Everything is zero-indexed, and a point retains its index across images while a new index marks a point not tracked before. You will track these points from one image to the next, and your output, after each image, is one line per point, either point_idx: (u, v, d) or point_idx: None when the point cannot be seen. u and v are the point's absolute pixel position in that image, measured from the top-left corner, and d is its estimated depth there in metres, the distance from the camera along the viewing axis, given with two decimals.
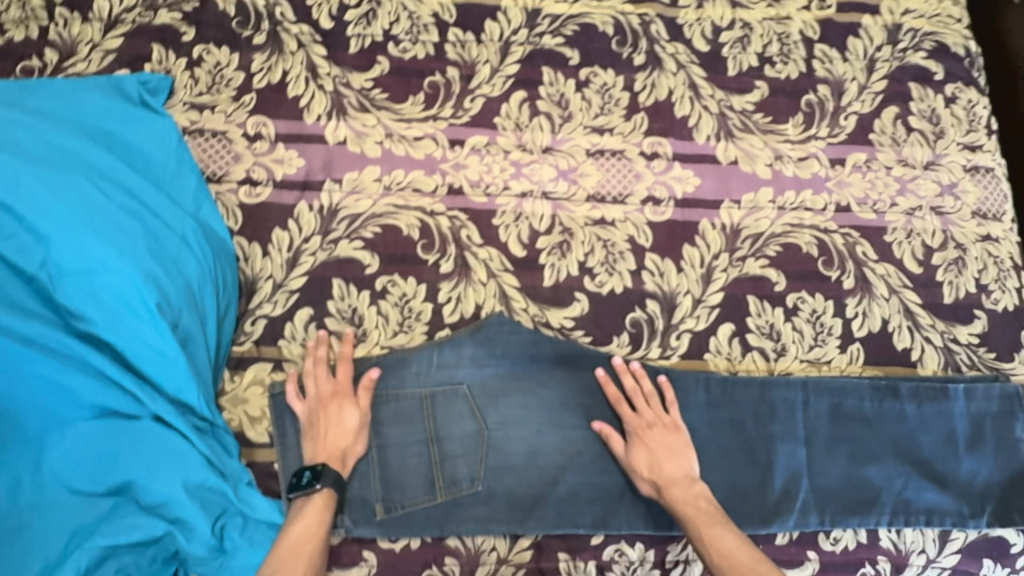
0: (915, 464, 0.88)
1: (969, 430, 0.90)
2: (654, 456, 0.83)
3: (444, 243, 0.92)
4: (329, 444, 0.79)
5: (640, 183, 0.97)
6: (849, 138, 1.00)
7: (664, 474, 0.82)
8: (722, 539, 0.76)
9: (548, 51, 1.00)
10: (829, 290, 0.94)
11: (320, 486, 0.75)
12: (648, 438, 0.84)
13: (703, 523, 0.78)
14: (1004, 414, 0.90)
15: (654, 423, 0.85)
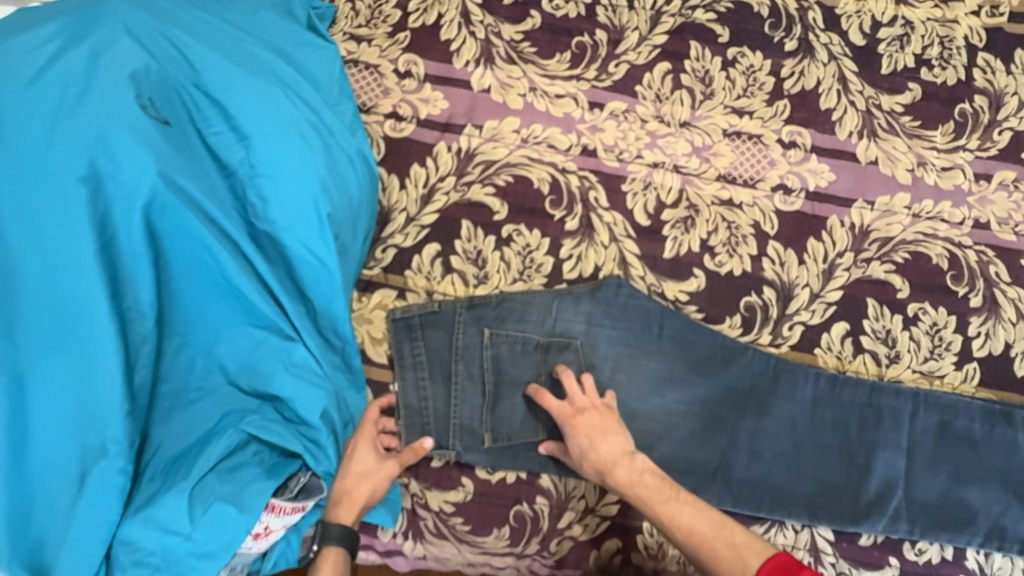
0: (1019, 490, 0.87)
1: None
2: (588, 446, 0.80)
3: (572, 202, 0.94)
4: (350, 480, 0.77)
5: (774, 170, 0.96)
6: (1000, 154, 0.96)
7: (602, 451, 0.79)
8: (680, 515, 0.74)
9: (698, 26, 1.00)
10: (954, 305, 0.92)
11: (321, 544, 0.75)
12: (580, 426, 0.81)
13: (657, 500, 0.76)
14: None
15: (587, 408, 0.82)
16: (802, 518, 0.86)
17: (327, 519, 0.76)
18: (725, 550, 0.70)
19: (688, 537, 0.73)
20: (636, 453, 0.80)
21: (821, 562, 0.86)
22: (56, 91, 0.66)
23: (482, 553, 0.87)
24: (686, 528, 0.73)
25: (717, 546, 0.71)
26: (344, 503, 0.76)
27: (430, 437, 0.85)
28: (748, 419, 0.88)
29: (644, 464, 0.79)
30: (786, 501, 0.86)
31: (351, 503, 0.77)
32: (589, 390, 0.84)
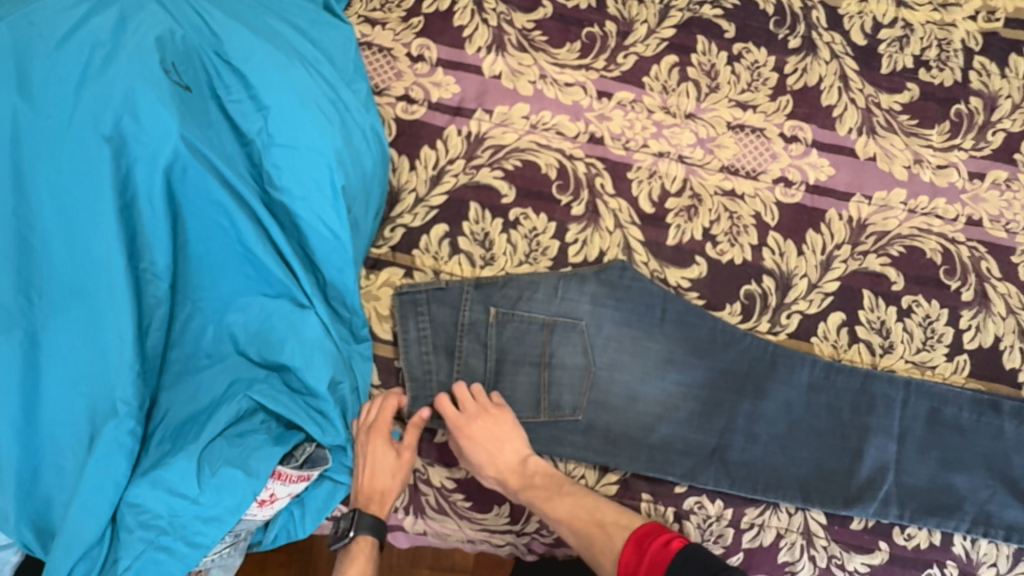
0: (1006, 476, 0.89)
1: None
2: (484, 452, 0.83)
3: (579, 188, 0.96)
4: (378, 480, 0.80)
5: (775, 163, 0.98)
6: (993, 154, 0.99)
7: (500, 458, 0.83)
8: (559, 507, 0.80)
9: (705, 21, 1.02)
10: (947, 298, 0.94)
11: (355, 534, 0.78)
12: (473, 434, 0.83)
13: (542, 499, 0.81)
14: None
15: (476, 415, 0.84)
16: (795, 500, 0.88)
17: (360, 510, 0.79)
18: (595, 530, 0.77)
19: (567, 526, 0.79)
20: (529, 457, 0.84)
21: (813, 545, 0.88)
22: (84, 53, 0.67)
23: (482, 529, 0.88)
24: (563, 519, 0.79)
25: (589, 530, 0.78)
26: (375, 498, 0.80)
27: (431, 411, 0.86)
28: (746, 403, 0.90)
29: (536, 466, 0.84)
30: (781, 483, 0.88)
31: (383, 498, 0.80)
32: (479, 395, 0.86)
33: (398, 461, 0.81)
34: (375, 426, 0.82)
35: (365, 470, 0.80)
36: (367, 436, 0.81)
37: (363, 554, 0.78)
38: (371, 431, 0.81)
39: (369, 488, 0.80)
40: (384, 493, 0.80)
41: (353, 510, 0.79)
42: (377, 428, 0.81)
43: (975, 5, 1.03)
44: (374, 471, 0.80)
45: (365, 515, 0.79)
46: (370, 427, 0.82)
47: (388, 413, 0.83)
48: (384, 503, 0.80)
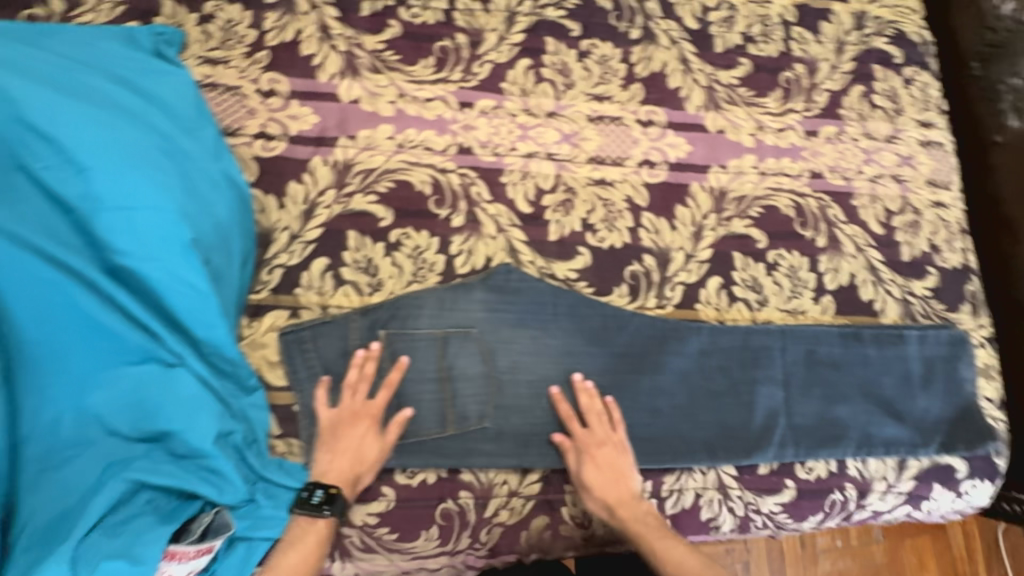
0: (876, 396, 1.00)
1: (921, 363, 1.02)
2: (603, 480, 0.87)
3: (456, 200, 0.97)
4: (354, 455, 0.82)
5: (637, 148, 1.04)
6: (821, 112, 1.10)
7: (618, 487, 0.87)
8: (673, 549, 0.83)
9: (551, 23, 1.06)
10: (804, 248, 1.04)
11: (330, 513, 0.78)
12: (598, 459, 0.88)
13: (652, 536, 0.85)
14: (949, 358, 1.02)
15: (604, 441, 0.89)
16: (703, 459, 0.94)
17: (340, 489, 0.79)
18: None
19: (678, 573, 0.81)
20: (641, 496, 0.88)
21: (729, 497, 0.94)
22: None
23: (414, 558, 0.87)
24: (676, 564, 0.82)
25: None
26: (351, 477, 0.81)
27: None
28: (646, 377, 0.95)
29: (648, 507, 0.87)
30: (688, 447, 0.94)
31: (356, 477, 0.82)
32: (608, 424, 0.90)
33: (376, 450, 0.83)
34: (356, 413, 0.83)
35: (334, 451, 0.82)
36: (353, 418, 0.83)
37: (318, 533, 0.77)
38: (351, 419, 0.83)
39: (337, 465, 0.81)
40: (357, 475, 0.82)
41: (332, 485, 0.79)
42: (362, 414, 0.84)
43: None
44: (343, 451, 0.82)
45: (342, 499, 0.79)
46: (352, 412, 0.83)
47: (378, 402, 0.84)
48: (355, 486, 0.82)
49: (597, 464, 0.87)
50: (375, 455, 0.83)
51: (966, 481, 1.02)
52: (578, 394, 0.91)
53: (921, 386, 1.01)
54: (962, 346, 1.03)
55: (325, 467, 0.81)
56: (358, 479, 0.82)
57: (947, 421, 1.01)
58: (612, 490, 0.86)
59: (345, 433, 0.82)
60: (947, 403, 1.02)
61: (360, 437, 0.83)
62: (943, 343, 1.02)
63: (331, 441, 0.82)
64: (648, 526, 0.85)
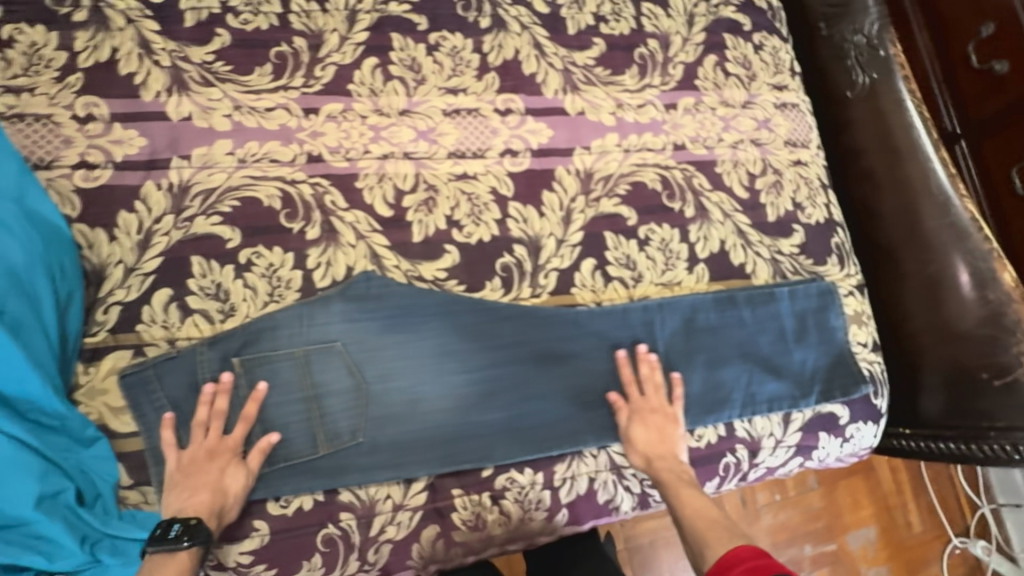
0: (756, 356, 1.03)
1: (794, 318, 1.05)
2: (653, 436, 0.92)
3: (308, 211, 0.92)
4: (208, 486, 0.76)
5: (497, 138, 1.02)
6: (678, 85, 1.11)
7: (663, 446, 0.92)
8: (691, 498, 0.86)
9: (395, 18, 1.03)
10: (674, 220, 1.05)
11: (189, 545, 0.70)
12: (648, 421, 0.93)
13: (675, 486, 0.88)
14: (818, 311, 1.06)
15: (655, 407, 0.94)
16: (591, 442, 0.93)
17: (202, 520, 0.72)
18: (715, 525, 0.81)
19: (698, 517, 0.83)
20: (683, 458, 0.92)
21: (624, 477, 0.94)
22: None
23: None
24: (689, 509, 0.84)
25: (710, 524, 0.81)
26: (211, 509, 0.75)
27: None
28: (528, 366, 0.94)
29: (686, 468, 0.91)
30: (574, 431, 0.93)
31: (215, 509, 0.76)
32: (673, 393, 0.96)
33: (242, 483, 0.78)
34: (213, 449, 0.78)
35: (191, 488, 0.76)
36: (210, 455, 0.78)
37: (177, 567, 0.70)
38: (214, 452, 0.78)
39: (195, 502, 0.75)
40: (222, 507, 0.76)
41: (192, 517, 0.73)
42: (222, 449, 0.79)
43: None
44: (201, 486, 0.76)
45: (206, 531, 0.72)
46: (206, 449, 0.78)
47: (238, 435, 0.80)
48: (222, 518, 0.76)
49: (646, 423, 0.93)
50: (240, 486, 0.78)
51: (850, 426, 1.06)
52: (640, 363, 0.96)
53: (797, 340, 1.05)
54: (830, 298, 1.07)
55: (182, 504, 0.75)
56: (224, 513, 0.77)
57: (823, 371, 1.05)
58: (651, 448, 0.91)
59: (201, 469, 0.77)
60: (823, 353, 1.05)
61: (222, 469, 0.78)
62: (811, 297, 1.06)
63: (186, 480, 0.76)
64: (673, 479, 0.88)
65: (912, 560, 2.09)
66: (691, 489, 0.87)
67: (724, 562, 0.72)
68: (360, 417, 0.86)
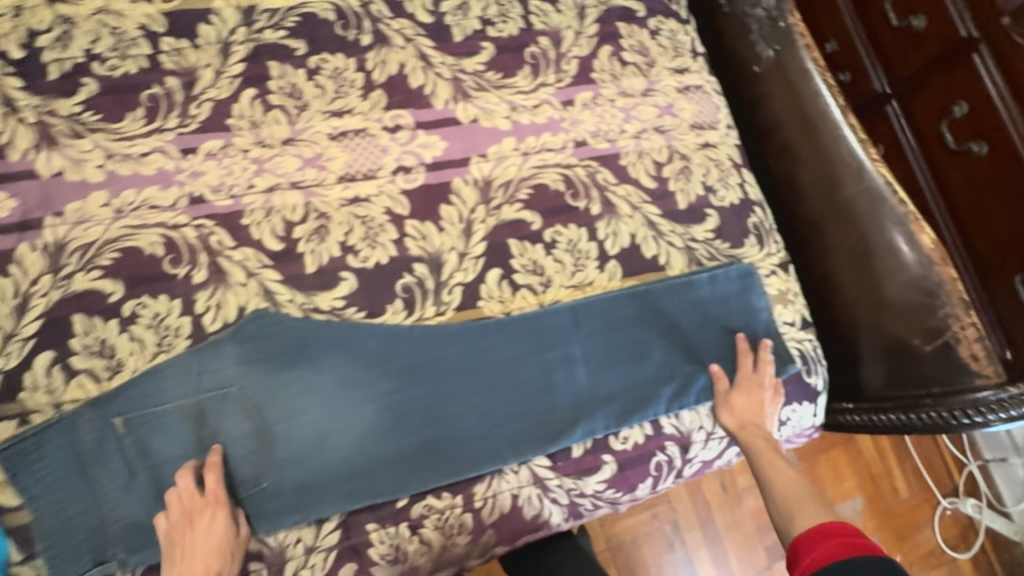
0: (680, 349, 1.00)
1: (716, 305, 1.02)
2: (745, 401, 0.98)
3: (193, 254, 0.90)
4: (205, 552, 0.75)
5: (388, 156, 0.99)
6: (574, 80, 1.09)
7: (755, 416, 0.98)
8: (781, 469, 0.93)
9: (271, 46, 1.00)
10: (580, 219, 1.02)
11: None
12: (754, 393, 0.98)
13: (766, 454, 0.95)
14: (740, 293, 1.03)
15: (756, 380, 0.99)
16: (510, 458, 0.90)
17: None
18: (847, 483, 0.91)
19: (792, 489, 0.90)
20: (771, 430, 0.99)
21: (549, 489, 0.92)
22: None
23: None
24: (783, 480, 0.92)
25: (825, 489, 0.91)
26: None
27: (83, 558, 0.77)
28: (441, 387, 0.91)
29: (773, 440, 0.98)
30: (491, 449, 0.90)
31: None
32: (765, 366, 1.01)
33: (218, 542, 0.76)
34: (197, 505, 0.78)
35: (190, 559, 0.75)
36: (190, 518, 0.77)
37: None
38: (193, 516, 0.77)
39: (189, 572, 0.74)
40: (216, 574, 0.75)
41: None
42: (199, 508, 0.77)
43: None
44: (199, 555, 0.75)
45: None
46: (187, 513, 0.77)
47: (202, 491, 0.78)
48: None
49: (748, 392, 0.98)
50: (234, 545, 0.78)
51: (784, 408, 1.04)
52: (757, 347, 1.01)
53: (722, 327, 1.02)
54: (751, 279, 1.04)
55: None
56: (224, 574, 0.76)
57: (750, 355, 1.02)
58: (747, 412, 0.97)
59: (191, 537, 0.76)
60: (748, 337, 1.03)
61: (210, 533, 0.76)
62: (732, 281, 1.03)
63: (184, 553, 0.75)
64: (765, 445, 0.96)
65: (902, 527, 2.05)
66: (778, 458, 0.95)
67: (818, 531, 0.81)
68: (276, 460, 0.83)
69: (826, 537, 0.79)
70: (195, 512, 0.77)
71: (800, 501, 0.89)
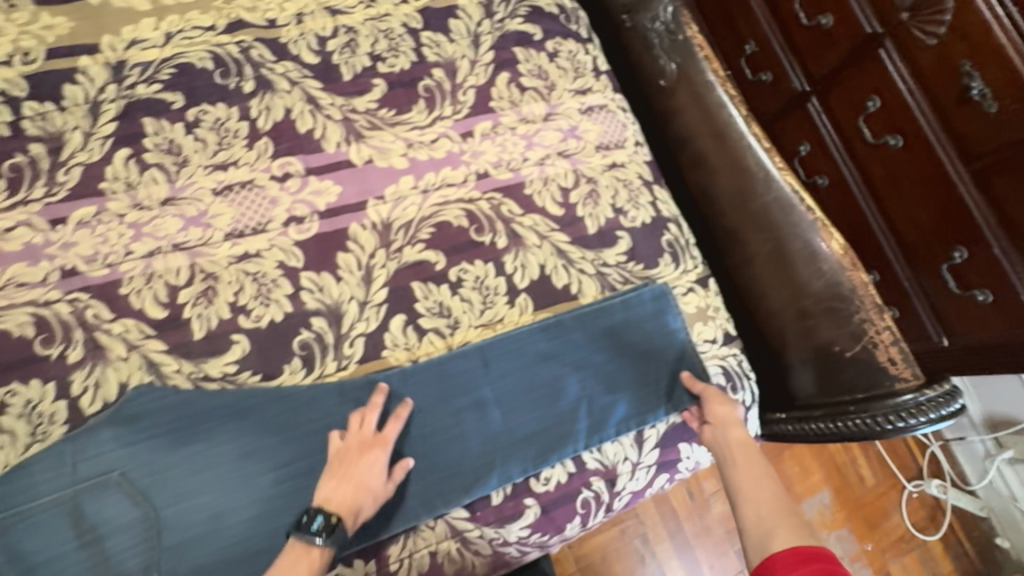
0: (598, 378, 0.98)
1: (630, 330, 1.00)
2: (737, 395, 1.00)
3: (68, 331, 0.84)
4: (344, 482, 0.81)
5: (278, 207, 0.95)
6: (472, 111, 1.06)
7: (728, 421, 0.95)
8: (752, 476, 0.87)
9: (145, 101, 0.95)
10: (486, 254, 0.99)
11: (323, 543, 0.76)
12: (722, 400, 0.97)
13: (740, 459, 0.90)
14: (655, 316, 1.02)
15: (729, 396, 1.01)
16: (423, 515, 0.87)
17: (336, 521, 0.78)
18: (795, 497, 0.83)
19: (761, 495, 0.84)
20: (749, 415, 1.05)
21: (469, 541, 0.89)
22: None
23: None
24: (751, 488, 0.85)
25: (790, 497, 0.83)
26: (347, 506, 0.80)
27: None
28: None
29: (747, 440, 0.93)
30: (403, 507, 0.86)
31: (346, 504, 0.80)
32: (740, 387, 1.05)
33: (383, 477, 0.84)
34: (364, 443, 0.84)
35: (339, 479, 0.81)
36: (361, 448, 0.84)
37: (308, 565, 0.75)
38: (364, 443, 0.84)
39: (336, 493, 0.80)
40: (359, 505, 0.81)
41: (333, 514, 0.78)
42: (370, 442, 0.84)
43: None
44: (347, 479, 0.81)
45: (341, 527, 0.78)
46: (359, 442, 0.84)
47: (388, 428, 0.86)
48: (358, 515, 0.81)
49: (719, 402, 0.97)
50: (377, 483, 0.83)
51: None
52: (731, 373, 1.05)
53: (638, 352, 1.01)
54: (665, 298, 1.03)
55: (329, 495, 0.80)
56: (365, 509, 0.81)
57: (668, 377, 1.01)
58: (725, 420, 0.95)
59: (353, 463, 0.83)
60: (666, 359, 1.02)
61: (371, 459, 0.83)
62: (646, 303, 1.02)
63: (338, 470, 0.82)
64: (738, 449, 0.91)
65: (871, 515, 1.94)
66: (753, 465, 0.88)
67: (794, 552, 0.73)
68: (170, 546, 0.79)
69: (807, 560, 0.71)
70: (364, 445, 0.84)
71: (772, 510, 0.81)
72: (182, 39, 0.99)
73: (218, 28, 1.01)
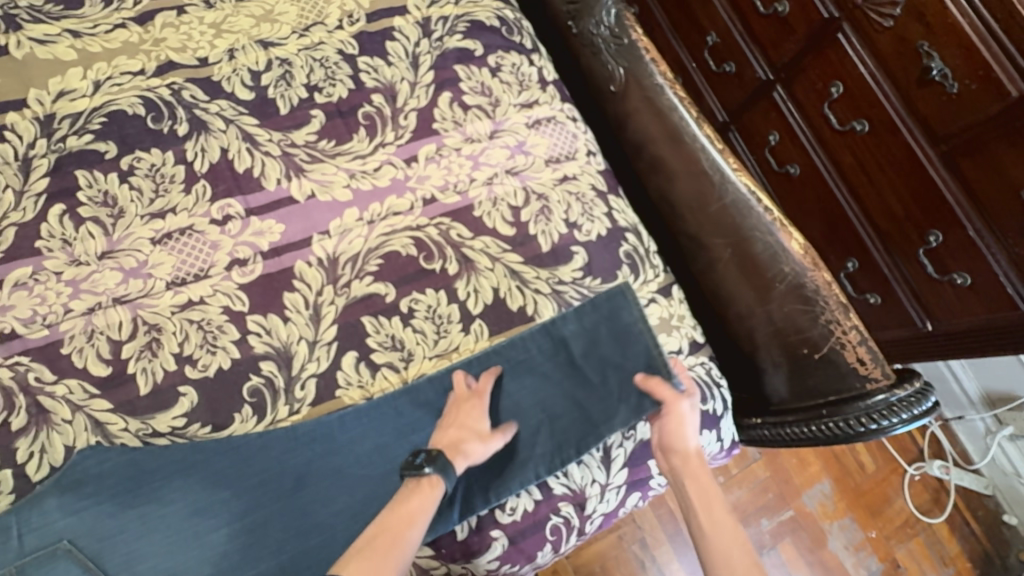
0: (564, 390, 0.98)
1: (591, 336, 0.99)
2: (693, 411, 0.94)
3: (9, 398, 0.82)
4: (451, 425, 0.88)
5: (219, 251, 0.93)
6: (415, 134, 1.03)
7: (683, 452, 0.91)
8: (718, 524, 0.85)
9: (76, 153, 0.93)
10: (438, 282, 0.97)
11: (427, 471, 0.81)
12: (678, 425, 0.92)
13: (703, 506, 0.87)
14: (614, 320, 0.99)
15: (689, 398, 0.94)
16: None
17: (435, 452, 0.83)
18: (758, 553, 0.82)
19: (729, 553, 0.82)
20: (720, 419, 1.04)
21: None
22: None
23: None
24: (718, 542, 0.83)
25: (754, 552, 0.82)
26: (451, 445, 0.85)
27: None
28: (305, 493, 0.86)
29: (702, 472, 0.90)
30: None
31: (453, 443, 0.86)
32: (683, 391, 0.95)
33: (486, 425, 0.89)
34: (464, 394, 0.91)
35: (448, 424, 0.88)
36: (461, 400, 0.90)
37: (422, 491, 0.81)
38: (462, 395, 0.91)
39: (445, 434, 0.87)
40: (462, 440, 0.86)
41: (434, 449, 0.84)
42: (469, 396, 0.91)
43: (335, 15, 1.07)
44: (454, 423, 0.88)
45: (444, 458, 0.83)
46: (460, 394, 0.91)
47: (483, 382, 0.92)
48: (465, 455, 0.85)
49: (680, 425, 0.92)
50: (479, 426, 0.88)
51: None
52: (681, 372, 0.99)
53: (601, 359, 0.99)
54: (622, 297, 1.00)
55: (439, 437, 0.87)
56: (472, 446, 0.86)
57: (635, 384, 0.97)
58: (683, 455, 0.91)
59: (458, 410, 0.89)
60: (630, 364, 0.99)
61: (470, 406, 0.89)
62: (603, 307, 1.00)
63: (449, 418, 0.89)
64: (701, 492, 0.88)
65: (872, 502, 1.85)
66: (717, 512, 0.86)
67: None
68: None
69: None
70: (464, 397, 0.90)
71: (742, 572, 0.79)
72: (112, 86, 0.97)
73: (148, 72, 0.99)
